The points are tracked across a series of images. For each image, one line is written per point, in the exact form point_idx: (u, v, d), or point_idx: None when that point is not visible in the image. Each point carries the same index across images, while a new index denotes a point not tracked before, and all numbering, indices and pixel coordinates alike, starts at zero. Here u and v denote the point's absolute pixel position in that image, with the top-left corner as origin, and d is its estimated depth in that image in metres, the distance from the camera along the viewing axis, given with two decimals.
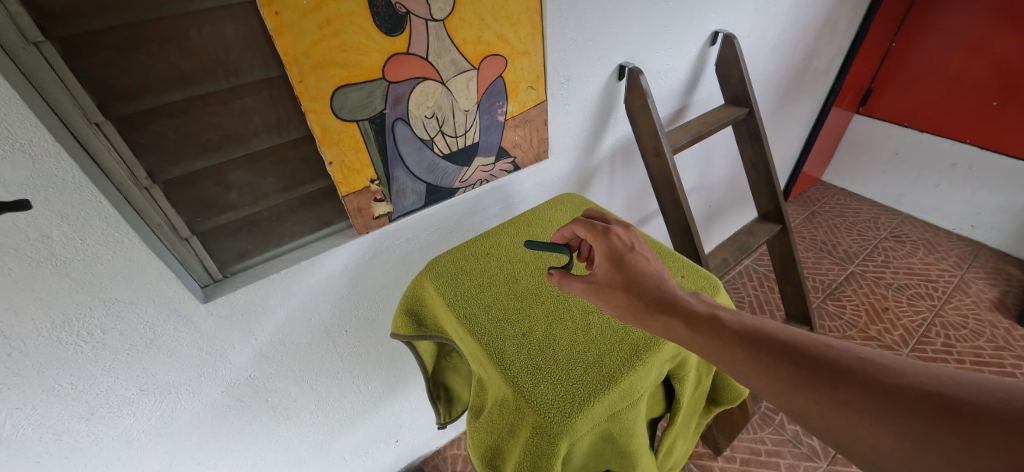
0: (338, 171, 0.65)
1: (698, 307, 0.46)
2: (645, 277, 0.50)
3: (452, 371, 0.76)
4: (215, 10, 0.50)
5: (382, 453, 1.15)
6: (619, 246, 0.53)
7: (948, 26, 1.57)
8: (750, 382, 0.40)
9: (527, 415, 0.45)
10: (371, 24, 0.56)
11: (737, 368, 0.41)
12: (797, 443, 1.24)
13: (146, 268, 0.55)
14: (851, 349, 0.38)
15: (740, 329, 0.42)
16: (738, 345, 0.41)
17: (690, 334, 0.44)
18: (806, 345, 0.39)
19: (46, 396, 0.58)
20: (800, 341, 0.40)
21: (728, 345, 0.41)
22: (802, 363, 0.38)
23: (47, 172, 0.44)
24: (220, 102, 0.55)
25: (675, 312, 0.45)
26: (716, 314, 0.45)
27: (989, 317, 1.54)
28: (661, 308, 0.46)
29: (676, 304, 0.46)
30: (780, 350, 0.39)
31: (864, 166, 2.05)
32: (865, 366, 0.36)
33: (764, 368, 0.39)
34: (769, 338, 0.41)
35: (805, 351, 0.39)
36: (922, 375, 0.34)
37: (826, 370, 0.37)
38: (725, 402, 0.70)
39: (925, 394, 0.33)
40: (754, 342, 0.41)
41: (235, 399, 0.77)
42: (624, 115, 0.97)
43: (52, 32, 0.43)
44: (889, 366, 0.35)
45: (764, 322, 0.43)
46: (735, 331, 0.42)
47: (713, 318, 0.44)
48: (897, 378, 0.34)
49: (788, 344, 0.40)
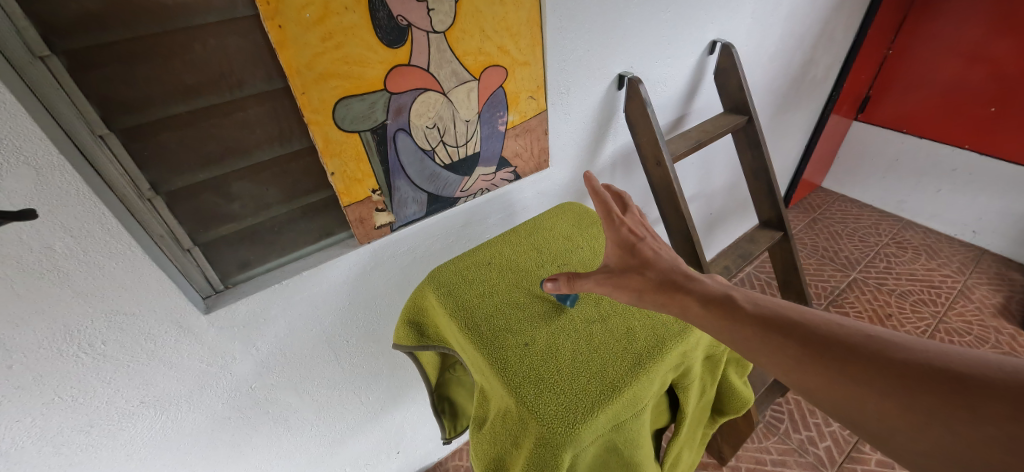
0: (339, 182, 0.65)
1: (712, 289, 0.47)
2: (659, 265, 0.50)
3: (456, 384, 0.76)
4: (219, 24, 0.50)
5: (383, 464, 1.13)
6: (631, 236, 0.53)
7: (945, 33, 1.58)
8: (763, 361, 0.42)
9: (530, 426, 0.45)
10: (374, 36, 0.57)
11: (749, 346, 0.43)
12: (803, 452, 1.23)
13: (149, 279, 0.55)
14: (861, 327, 0.40)
15: (754, 311, 0.44)
16: (751, 325, 0.43)
17: (705, 315, 0.46)
18: (815, 324, 0.41)
19: (45, 408, 0.58)
20: (810, 321, 0.42)
21: (741, 325, 0.43)
22: (812, 341, 0.40)
23: (52, 184, 0.44)
24: (223, 114, 0.56)
25: (689, 293, 0.47)
26: (730, 295, 0.46)
27: (993, 323, 1.53)
28: (675, 288, 0.48)
29: (690, 286, 0.48)
30: (791, 330, 0.41)
31: (863, 172, 2.05)
32: (874, 343, 0.38)
33: (776, 347, 0.41)
34: (781, 319, 0.43)
35: (815, 330, 0.41)
36: (930, 351, 0.36)
37: (836, 348, 0.39)
38: (730, 412, 0.70)
39: (931, 368, 0.35)
40: (767, 322, 0.43)
41: (235, 410, 0.76)
42: (623, 124, 0.97)
43: (59, 47, 0.44)
44: (896, 342, 0.38)
45: (776, 302, 0.45)
46: (749, 312, 0.44)
47: (728, 298, 0.46)
48: (903, 353, 0.37)
49: (799, 323, 0.42)
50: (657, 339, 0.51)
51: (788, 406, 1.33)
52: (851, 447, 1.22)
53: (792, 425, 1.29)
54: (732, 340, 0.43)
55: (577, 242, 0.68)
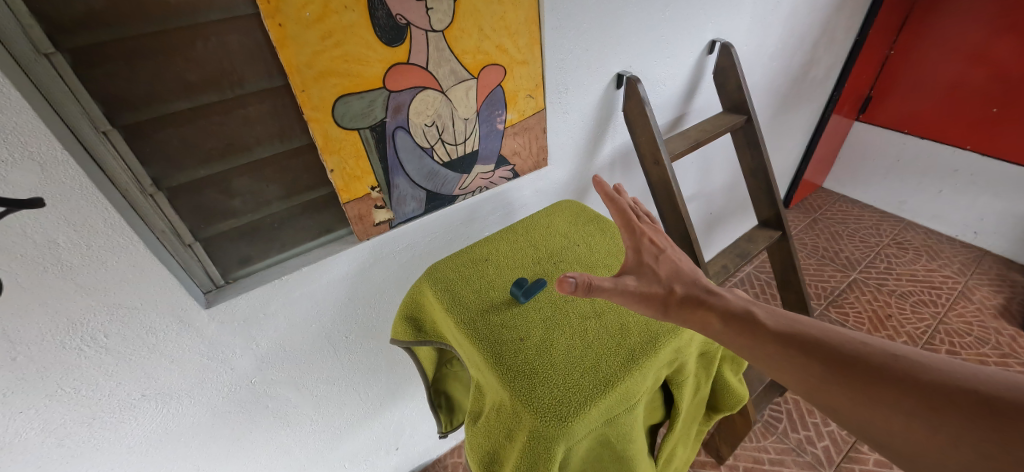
0: (338, 179, 0.66)
1: (733, 302, 0.49)
2: (680, 274, 0.53)
3: (452, 379, 0.77)
4: (220, 22, 0.51)
5: (381, 461, 1.14)
6: (651, 247, 0.56)
7: (948, 34, 1.58)
8: (785, 378, 0.43)
9: (524, 420, 0.45)
10: (372, 35, 0.57)
11: (770, 363, 0.44)
12: (801, 451, 1.23)
13: (150, 274, 0.56)
14: (887, 347, 0.40)
15: (776, 328, 0.46)
16: (771, 341, 0.45)
17: (725, 329, 0.47)
18: (838, 342, 0.42)
19: (49, 400, 0.59)
20: (833, 339, 0.43)
21: (761, 339, 0.45)
22: (833, 359, 0.41)
23: (56, 179, 0.45)
24: (224, 111, 0.56)
25: (711, 306, 0.49)
26: (750, 310, 0.48)
27: (994, 324, 1.53)
28: (695, 303, 0.50)
29: (710, 299, 0.50)
30: (811, 346, 0.43)
31: (864, 173, 2.05)
32: (900, 364, 0.39)
33: (797, 364, 0.43)
34: (802, 336, 0.44)
35: (838, 348, 0.42)
36: (960, 373, 0.36)
37: (858, 367, 0.40)
38: (725, 409, 0.70)
39: (960, 390, 0.35)
40: (787, 339, 0.44)
41: (234, 404, 0.77)
42: (622, 122, 0.98)
43: (63, 44, 0.45)
44: (924, 363, 0.38)
45: (799, 320, 0.46)
46: (770, 329, 0.46)
47: (748, 313, 0.48)
48: (931, 375, 0.37)
49: (820, 340, 0.43)
50: (651, 335, 0.52)
51: (787, 406, 1.33)
52: (849, 446, 1.22)
53: (790, 425, 1.29)
54: (754, 356, 0.45)
55: (574, 239, 0.68)
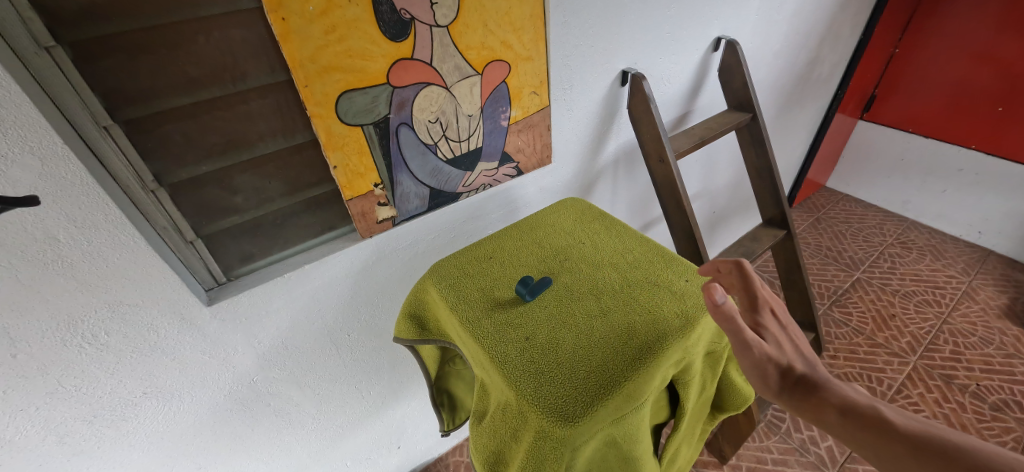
0: (342, 175, 0.65)
1: (856, 398, 0.46)
2: (801, 360, 0.51)
3: (455, 377, 0.76)
4: (223, 16, 0.51)
5: (383, 460, 1.13)
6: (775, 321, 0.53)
7: (954, 32, 1.56)
8: None
9: (529, 420, 0.45)
10: (376, 30, 0.57)
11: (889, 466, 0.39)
12: (804, 451, 1.22)
13: (151, 270, 0.56)
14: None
15: (899, 428, 0.40)
16: (891, 439, 0.40)
17: (842, 422, 0.44)
18: (976, 455, 0.35)
19: (50, 398, 0.58)
20: (966, 448, 0.36)
21: (884, 438, 0.40)
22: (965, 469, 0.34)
23: (56, 173, 0.44)
24: (226, 106, 0.56)
25: (828, 397, 0.46)
26: (874, 408, 0.44)
27: (998, 324, 1.52)
28: (812, 389, 0.47)
29: (829, 388, 0.47)
30: (950, 456, 0.36)
31: (868, 172, 2.04)
32: None
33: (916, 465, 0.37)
34: (929, 440, 0.38)
35: (972, 457, 0.35)
36: None
37: None
38: (730, 409, 0.70)
39: None
40: (909, 441, 0.39)
41: (236, 403, 0.76)
42: (627, 120, 0.97)
43: (64, 37, 0.44)
44: None
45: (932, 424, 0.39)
46: (892, 426, 0.41)
47: (871, 410, 0.43)
48: None
49: (950, 449, 0.36)
50: (658, 334, 0.51)
51: None
52: None
53: (794, 425, 1.28)
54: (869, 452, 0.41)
55: (579, 237, 0.68)
